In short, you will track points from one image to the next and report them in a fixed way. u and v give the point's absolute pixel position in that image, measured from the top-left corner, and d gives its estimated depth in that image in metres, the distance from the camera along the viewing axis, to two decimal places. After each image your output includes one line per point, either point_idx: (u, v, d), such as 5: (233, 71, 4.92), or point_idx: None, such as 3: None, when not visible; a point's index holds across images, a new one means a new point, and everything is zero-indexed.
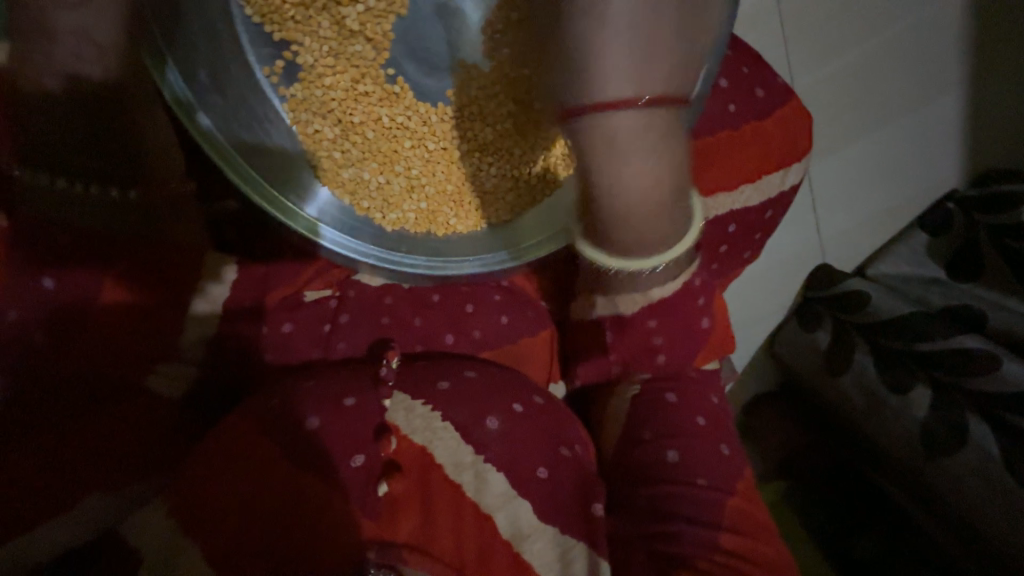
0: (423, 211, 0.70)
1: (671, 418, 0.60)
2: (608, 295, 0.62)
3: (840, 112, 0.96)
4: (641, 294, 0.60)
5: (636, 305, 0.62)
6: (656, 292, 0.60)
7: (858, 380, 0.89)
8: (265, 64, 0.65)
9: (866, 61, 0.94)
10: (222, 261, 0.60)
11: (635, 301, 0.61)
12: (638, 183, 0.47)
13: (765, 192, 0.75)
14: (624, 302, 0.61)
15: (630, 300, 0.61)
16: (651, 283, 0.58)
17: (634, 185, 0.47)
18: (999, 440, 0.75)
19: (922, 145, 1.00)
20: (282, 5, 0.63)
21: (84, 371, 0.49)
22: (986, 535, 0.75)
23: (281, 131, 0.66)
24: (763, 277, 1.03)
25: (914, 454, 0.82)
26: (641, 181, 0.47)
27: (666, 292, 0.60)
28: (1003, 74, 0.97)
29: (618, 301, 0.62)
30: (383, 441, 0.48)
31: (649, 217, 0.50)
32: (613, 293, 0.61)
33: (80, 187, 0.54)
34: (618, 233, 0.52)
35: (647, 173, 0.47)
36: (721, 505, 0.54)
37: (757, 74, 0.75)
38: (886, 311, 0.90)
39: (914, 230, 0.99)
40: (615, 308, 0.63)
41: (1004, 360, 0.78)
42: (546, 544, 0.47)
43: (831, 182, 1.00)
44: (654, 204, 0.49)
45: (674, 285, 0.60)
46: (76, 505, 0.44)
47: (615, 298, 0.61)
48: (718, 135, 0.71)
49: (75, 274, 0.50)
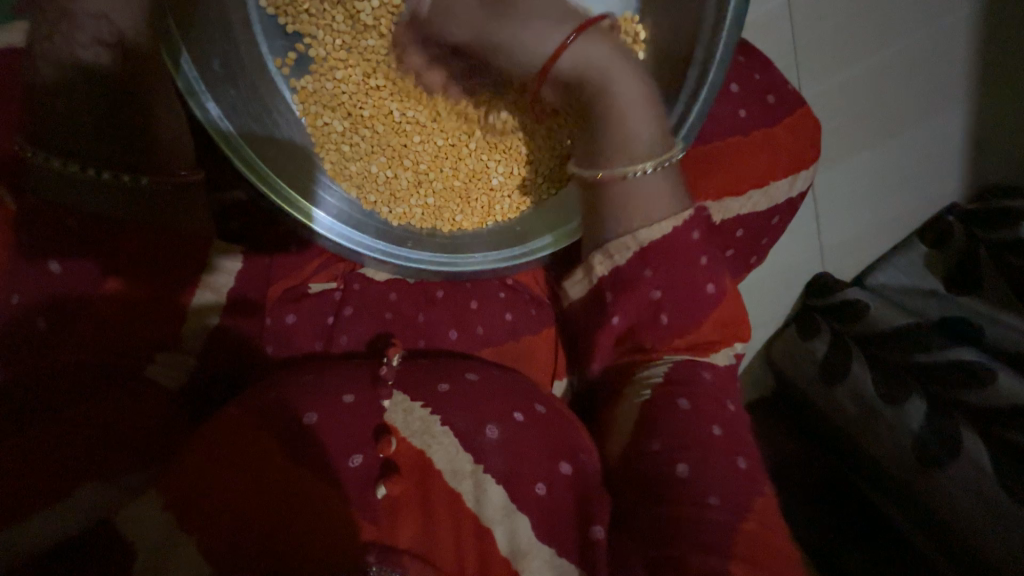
0: (429, 207, 0.71)
1: (683, 428, 0.57)
2: (602, 247, 0.61)
3: (844, 123, 0.97)
4: (631, 237, 0.59)
5: (629, 252, 0.60)
6: (645, 233, 0.59)
7: (853, 390, 0.90)
8: (277, 56, 0.66)
9: (874, 73, 0.94)
10: (228, 250, 0.62)
11: (626, 247, 0.60)
12: (619, 99, 0.59)
13: (773, 199, 0.75)
14: (617, 252, 0.60)
15: (623, 247, 0.60)
16: (645, 217, 0.60)
17: (618, 96, 0.59)
18: (992, 454, 0.74)
19: (925, 157, 1.01)
20: None
21: (84, 359, 0.47)
22: (980, 549, 0.75)
23: (290, 122, 0.67)
24: (762, 283, 1.05)
25: (909, 466, 0.82)
26: (623, 81, 0.59)
27: (662, 233, 0.59)
28: (1011, 89, 0.98)
29: (612, 250, 0.60)
30: (383, 442, 0.48)
31: (636, 129, 0.59)
32: (607, 242, 0.61)
33: (92, 171, 0.50)
34: (618, 146, 0.60)
35: (621, 87, 0.59)
36: (735, 531, 0.50)
37: (768, 81, 0.76)
38: (885, 322, 0.91)
39: (913, 241, 1.01)
40: (611, 265, 0.61)
41: (1000, 372, 0.78)
42: (542, 563, 0.46)
43: (834, 192, 1.01)
44: (636, 111, 0.59)
45: (670, 221, 0.59)
46: (68, 497, 0.42)
47: (609, 248, 0.60)
48: (729, 139, 0.72)
49: (79, 259, 0.47)
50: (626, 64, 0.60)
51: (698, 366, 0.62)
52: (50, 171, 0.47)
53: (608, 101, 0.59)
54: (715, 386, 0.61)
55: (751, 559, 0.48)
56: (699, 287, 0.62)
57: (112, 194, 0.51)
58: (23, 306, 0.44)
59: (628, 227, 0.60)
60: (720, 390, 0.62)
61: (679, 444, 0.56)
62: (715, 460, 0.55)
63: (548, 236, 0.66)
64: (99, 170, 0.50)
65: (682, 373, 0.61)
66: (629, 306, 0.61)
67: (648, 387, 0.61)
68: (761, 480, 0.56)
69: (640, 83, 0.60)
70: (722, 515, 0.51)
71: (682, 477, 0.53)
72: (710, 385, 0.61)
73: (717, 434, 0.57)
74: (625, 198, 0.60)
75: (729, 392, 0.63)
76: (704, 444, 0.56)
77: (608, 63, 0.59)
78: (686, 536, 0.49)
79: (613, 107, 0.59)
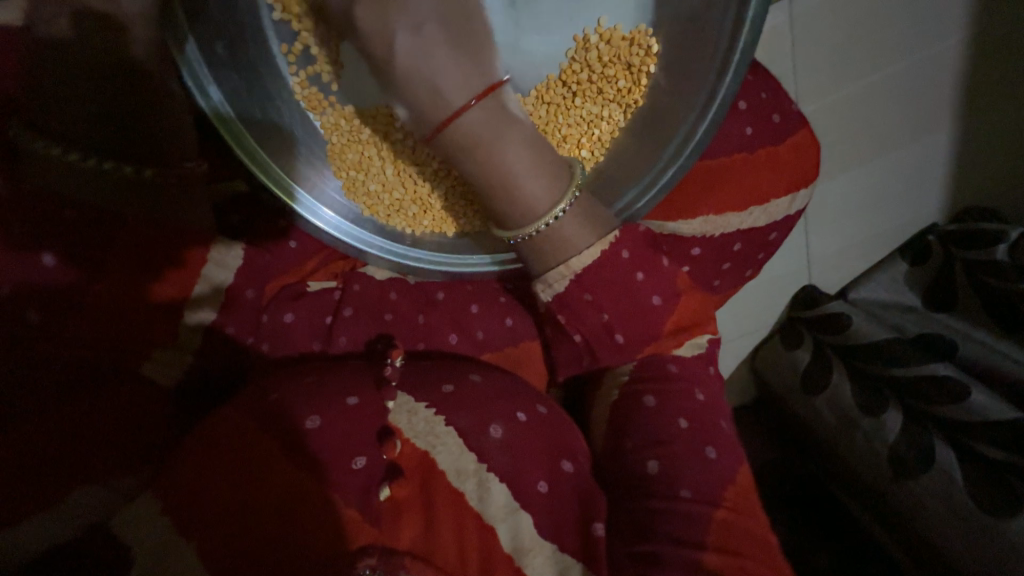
0: (434, 210, 0.69)
1: (658, 424, 0.61)
2: (541, 278, 0.59)
3: (836, 141, 1.00)
4: (565, 266, 0.57)
5: (566, 280, 0.58)
6: (576, 261, 0.57)
7: (833, 401, 0.93)
8: (284, 41, 0.61)
9: (867, 94, 0.97)
10: (228, 244, 0.59)
11: (563, 276, 0.58)
12: (508, 165, 0.55)
13: (772, 214, 0.77)
14: (556, 282, 0.58)
15: (560, 276, 0.57)
16: (571, 248, 0.57)
17: (506, 164, 0.55)
18: (963, 465, 0.78)
19: (910, 177, 1.05)
20: None
21: (84, 357, 0.46)
22: (947, 558, 0.79)
23: (292, 110, 0.63)
24: (753, 293, 1.06)
25: (882, 475, 0.86)
26: (507, 140, 0.55)
27: (594, 257, 0.57)
28: (998, 118, 1.02)
29: (550, 280, 0.58)
30: (388, 445, 0.47)
31: (531, 186, 0.56)
32: (543, 272, 0.59)
33: (91, 160, 0.48)
34: (518, 205, 0.56)
35: (506, 153, 0.55)
36: (709, 519, 0.53)
37: (774, 101, 0.77)
38: (864, 334, 0.94)
39: (895, 259, 1.05)
40: (553, 292, 0.59)
41: (974, 389, 0.82)
42: (545, 559, 0.46)
43: (825, 207, 1.04)
44: (528, 172, 0.56)
45: (597, 247, 0.57)
46: (63, 500, 0.42)
47: (547, 279, 0.58)
48: (736, 156, 0.74)
49: (79, 252, 0.46)
50: (511, 125, 0.55)
51: (663, 359, 0.65)
52: (45, 157, 0.45)
53: (498, 169, 0.55)
54: (682, 377, 0.64)
55: (729, 548, 0.51)
56: (648, 300, 0.60)
57: (110, 183, 0.49)
58: (11, 294, 0.43)
59: (558, 257, 0.57)
60: (687, 380, 0.64)
61: (654, 443, 0.59)
62: (697, 457, 0.58)
63: None
64: (100, 159, 0.49)
65: (651, 369, 0.64)
66: (580, 326, 0.61)
67: (617, 387, 0.66)
68: (736, 470, 0.59)
69: (526, 138, 0.56)
70: (696, 506, 0.54)
71: (652, 473, 0.56)
72: (685, 384, 0.64)
73: (683, 427, 0.60)
74: (546, 244, 0.57)
75: (706, 388, 0.66)
76: (677, 438, 0.59)
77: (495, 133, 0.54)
78: (663, 527, 0.51)
79: (504, 173, 0.55)
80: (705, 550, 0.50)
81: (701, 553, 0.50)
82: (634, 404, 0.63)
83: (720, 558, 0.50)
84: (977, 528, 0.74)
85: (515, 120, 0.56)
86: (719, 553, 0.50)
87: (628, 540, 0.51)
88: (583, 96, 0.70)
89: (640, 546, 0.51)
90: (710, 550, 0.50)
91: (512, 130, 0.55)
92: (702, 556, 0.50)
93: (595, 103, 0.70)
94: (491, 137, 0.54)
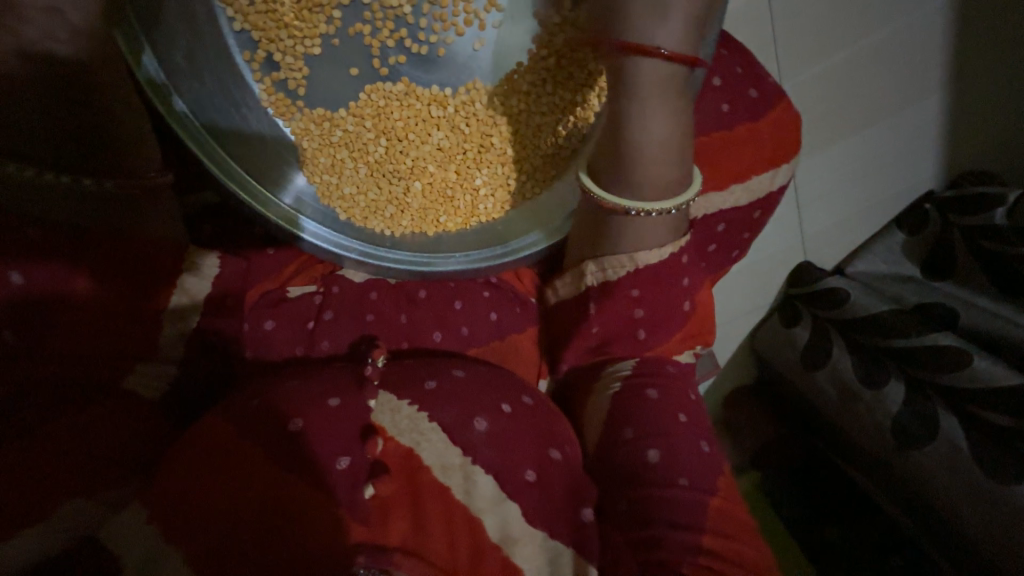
0: (415, 210, 0.68)
1: (655, 416, 0.59)
2: (597, 260, 0.63)
3: (825, 113, 0.97)
4: (629, 257, 0.61)
5: (623, 270, 0.61)
6: (644, 256, 0.60)
7: (834, 376, 0.92)
8: (246, 49, 0.63)
9: (853, 62, 0.94)
10: (202, 254, 0.58)
11: (623, 266, 0.61)
12: (659, 133, 0.54)
13: (754, 192, 0.76)
14: (612, 268, 0.62)
15: (619, 265, 0.61)
16: (647, 240, 0.60)
17: (655, 131, 0.55)
18: (966, 432, 0.77)
19: (904, 145, 1.02)
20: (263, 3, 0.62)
21: (57, 375, 0.45)
22: (960, 532, 0.77)
23: (260, 118, 0.64)
24: (746, 273, 1.05)
25: (886, 448, 0.85)
26: (664, 116, 0.54)
27: (660, 258, 0.61)
28: (985, 79, 0.99)
29: (606, 265, 0.62)
30: (370, 442, 0.47)
31: (662, 170, 0.56)
32: (604, 256, 0.62)
33: (49, 176, 0.46)
34: (645, 179, 0.57)
35: (666, 119, 0.54)
36: (706, 506, 0.53)
37: (750, 75, 0.75)
38: (862, 308, 0.93)
39: (892, 229, 1.02)
40: (603, 277, 0.63)
41: (975, 355, 0.81)
42: (536, 548, 0.47)
43: (817, 181, 1.01)
44: (669, 152, 0.56)
45: (665, 249, 0.61)
46: (52, 513, 0.41)
47: (604, 262, 0.62)
48: (712, 135, 0.72)
49: (43, 267, 0.45)
50: (682, 99, 0.54)
51: (661, 360, 0.66)
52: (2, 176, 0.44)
53: (647, 132, 0.54)
54: (679, 377, 0.65)
55: (722, 532, 0.52)
56: (678, 305, 0.64)
57: (73, 200, 0.47)
58: None
59: (628, 247, 0.61)
60: (684, 381, 0.66)
61: (656, 433, 0.58)
62: (687, 445, 0.58)
63: (526, 236, 0.65)
64: (56, 174, 0.46)
65: (646, 366, 0.64)
66: (607, 319, 0.64)
67: (618, 380, 0.64)
68: (723, 459, 0.60)
69: (686, 115, 0.55)
70: (696, 494, 0.54)
71: (652, 463, 0.55)
72: (683, 383, 0.65)
73: (683, 421, 0.60)
74: (622, 229, 0.60)
75: (689, 384, 0.67)
76: (679, 432, 0.58)
77: (662, 98, 0.53)
78: (666, 516, 0.51)
79: (651, 139, 0.55)
80: (704, 533, 0.51)
81: (699, 536, 0.51)
82: (634, 399, 0.61)
83: (718, 542, 0.51)
84: (983, 497, 0.73)
85: (686, 94, 0.55)
86: (717, 537, 0.51)
87: (628, 526, 0.52)
88: (553, 82, 0.68)
89: (637, 534, 0.51)
90: (707, 533, 0.51)
91: (673, 106, 0.54)
92: (701, 541, 0.50)
93: (566, 89, 0.68)
94: (660, 97, 0.53)
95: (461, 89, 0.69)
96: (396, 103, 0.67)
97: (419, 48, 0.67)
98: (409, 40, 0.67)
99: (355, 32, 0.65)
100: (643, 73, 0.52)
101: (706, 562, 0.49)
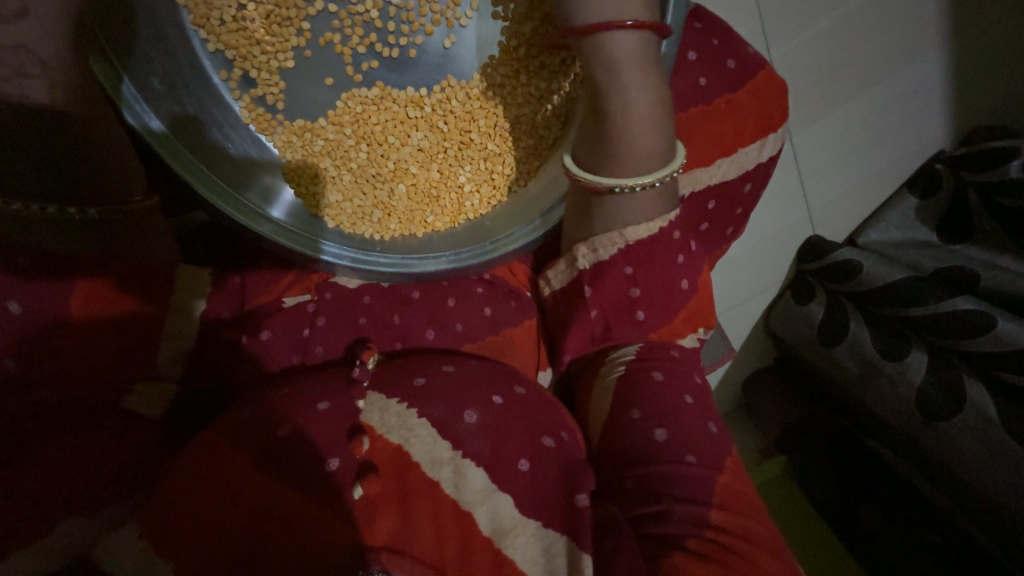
0: (402, 211, 0.69)
1: (659, 398, 0.58)
2: (588, 240, 0.61)
3: (821, 78, 0.93)
4: (617, 233, 0.59)
5: (615, 248, 0.60)
6: (633, 232, 0.59)
7: (853, 351, 0.88)
8: (223, 69, 0.65)
9: (842, 23, 0.91)
10: (198, 276, 0.59)
11: (612, 243, 0.60)
12: (639, 106, 0.53)
13: (741, 166, 0.74)
14: (603, 247, 0.60)
15: (609, 243, 0.60)
16: (634, 215, 0.59)
17: (631, 101, 0.53)
18: (996, 399, 0.73)
19: (908, 104, 0.97)
20: (232, 23, 0.63)
21: (61, 400, 0.46)
22: (994, 504, 0.73)
23: (244, 136, 0.66)
24: (748, 253, 1.01)
25: (911, 420, 0.81)
26: (637, 84, 0.52)
27: (651, 232, 0.59)
28: (983, 29, 0.95)
29: (598, 245, 0.60)
30: (356, 443, 0.47)
31: (644, 141, 0.55)
32: (593, 235, 0.61)
33: (37, 207, 0.46)
34: (625, 153, 0.55)
35: (644, 90, 0.53)
36: (713, 483, 0.52)
37: (728, 46, 0.73)
38: (876, 278, 0.88)
39: (903, 194, 0.98)
40: (595, 257, 0.61)
41: (999, 318, 0.75)
42: (530, 537, 0.46)
43: (817, 150, 0.97)
44: (648, 123, 0.54)
45: (654, 222, 0.59)
46: (52, 530, 0.41)
47: (595, 243, 0.60)
48: (691, 109, 0.70)
49: (38, 293, 0.45)
50: (656, 69, 0.53)
51: (667, 344, 0.63)
52: (8, 215, 0.44)
53: (624, 104, 0.53)
54: (683, 360, 0.63)
55: (730, 507, 0.51)
56: (676, 290, 0.62)
57: (69, 229, 0.48)
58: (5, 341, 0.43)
59: (616, 224, 0.59)
60: (689, 365, 0.64)
61: (659, 413, 0.56)
62: (693, 425, 0.56)
63: (515, 230, 0.64)
64: (44, 204, 0.46)
65: (649, 350, 0.62)
66: (605, 302, 0.62)
67: (621, 364, 0.62)
68: (731, 439, 0.58)
69: (663, 85, 0.54)
70: (702, 470, 0.53)
71: (659, 441, 0.54)
72: (686, 365, 0.63)
73: (689, 402, 0.59)
74: (611, 208, 0.58)
75: (697, 367, 0.65)
76: (684, 411, 0.57)
77: (634, 67, 0.52)
78: (671, 489, 0.51)
79: (629, 112, 0.53)
80: (710, 508, 0.50)
81: (705, 511, 0.50)
82: (634, 385, 0.59)
83: (725, 517, 0.50)
84: (1014, 463, 0.70)
85: (658, 63, 0.54)
86: (724, 513, 0.50)
87: (630, 505, 0.51)
88: (527, 71, 0.68)
89: (640, 510, 0.51)
90: (714, 509, 0.50)
91: (646, 75, 0.53)
92: (706, 514, 0.49)
93: (541, 78, 0.68)
94: (634, 69, 0.52)
95: (436, 88, 0.69)
96: (373, 107, 0.68)
97: (390, 52, 0.68)
98: (379, 46, 0.68)
99: (326, 42, 0.66)
100: (612, 50, 0.52)
101: (713, 535, 0.48)
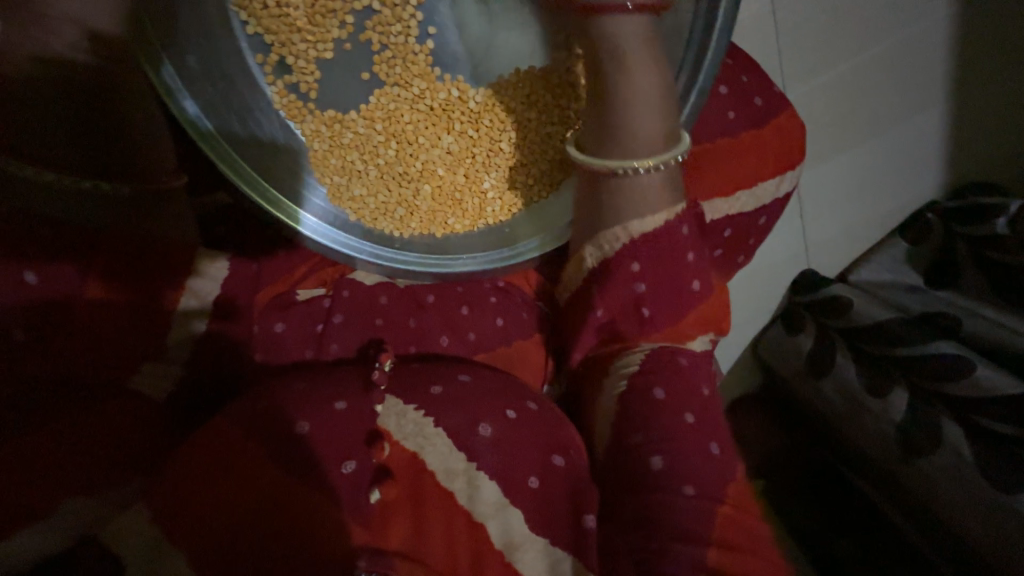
0: (425, 211, 0.69)
1: (667, 422, 0.58)
2: (594, 239, 0.62)
3: (833, 121, 0.97)
4: (622, 228, 0.60)
5: (620, 243, 0.60)
6: (638, 225, 0.59)
7: (838, 384, 0.91)
8: (259, 51, 0.62)
9: (857, 72, 0.95)
10: (212, 256, 0.58)
11: (617, 238, 0.60)
12: (641, 87, 0.56)
13: (760, 198, 0.77)
14: (608, 243, 0.61)
15: (615, 238, 0.60)
16: (637, 208, 0.59)
17: (633, 81, 0.56)
18: (972, 443, 0.76)
19: (908, 155, 1.02)
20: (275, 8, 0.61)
21: (80, 369, 0.48)
22: (974, 550, 0.75)
23: (271, 122, 0.64)
24: (750, 279, 1.04)
25: (893, 456, 0.84)
26: (639, 65, 0.55)
27: (656, 224, 0.60)
28: (987, 90, 1.01)
29: (603, 242, 0.61)
30: (375, 449, 0.47)
31: (645, 124, 0.57)
32: (599, 232, 0.61)
33: (69, 181, 0.50)
34: (625, 138, 0.57)
35: (645, 71, 0.56)
36: (713, 515, 0.53)
37: (756, 83, 0.77)
38: (866, 316, 0.91)
39: (894, 238, 1.02)
40: (601, 255, 0.62)
41: (979, 364, 0.79)
42: (536, 554, 0.46)
43: (822, 189, 1.01)
44: (650, 104, 0.57)
45: (660, 216, 0.60)
46: (56, 507, 0.43)
47: (601, 240, 0.61)
48: (717, 141, 0.73)
49: (50, 266, 0.47)
50: (656, 53, 0.56)
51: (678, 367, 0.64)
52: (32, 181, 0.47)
53: (627, 84, 0.56)
54: (693, 376, 0.63)
55: (730, 542, 0.51)
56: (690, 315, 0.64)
57: (93, 203, 0.51)
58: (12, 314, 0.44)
59: (621, 218, 0.60)
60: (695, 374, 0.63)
61: (667, 439, 0.57)
62: (700, 455, 0.57)
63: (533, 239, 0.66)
64: (77, 178, 0.50)
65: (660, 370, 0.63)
66: (611, 301, 0.63)
67: (622, 379, 0.63)
68: (735, 471, 0.59)
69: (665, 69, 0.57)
70: (704, 502, 0.53)
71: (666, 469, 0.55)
72: (694, 383, 0.62)
73: (690, 422, 0.59)
74: (616, 197, 0.59)
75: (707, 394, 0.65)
76: (692, 440, 0.58)
77: (636, 48, 0.55)
78: (674, 519, 0.52)
79: (631, 91, 0.56)
80: (708, 540, 0.51)
81: (703, 541, 0.50)
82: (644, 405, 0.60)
83: (721, 552, 0.50)
84: (987, 501, 0.72)
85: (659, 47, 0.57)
86: (720, 547, 0.51)
87: (631, 529, 0.52)
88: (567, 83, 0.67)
89: (641, 533, 0.52)
90: (712, 544, 0.51)
91: (645, 57, 0.56)
92: (704, 549, 0.50)
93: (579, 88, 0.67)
94: (636, 51, 0.55)
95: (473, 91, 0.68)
96: (407, 106, 0.67)
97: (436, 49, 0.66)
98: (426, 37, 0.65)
99: (368, 37, 0.64)
100: (614, 31, 0.55)
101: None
